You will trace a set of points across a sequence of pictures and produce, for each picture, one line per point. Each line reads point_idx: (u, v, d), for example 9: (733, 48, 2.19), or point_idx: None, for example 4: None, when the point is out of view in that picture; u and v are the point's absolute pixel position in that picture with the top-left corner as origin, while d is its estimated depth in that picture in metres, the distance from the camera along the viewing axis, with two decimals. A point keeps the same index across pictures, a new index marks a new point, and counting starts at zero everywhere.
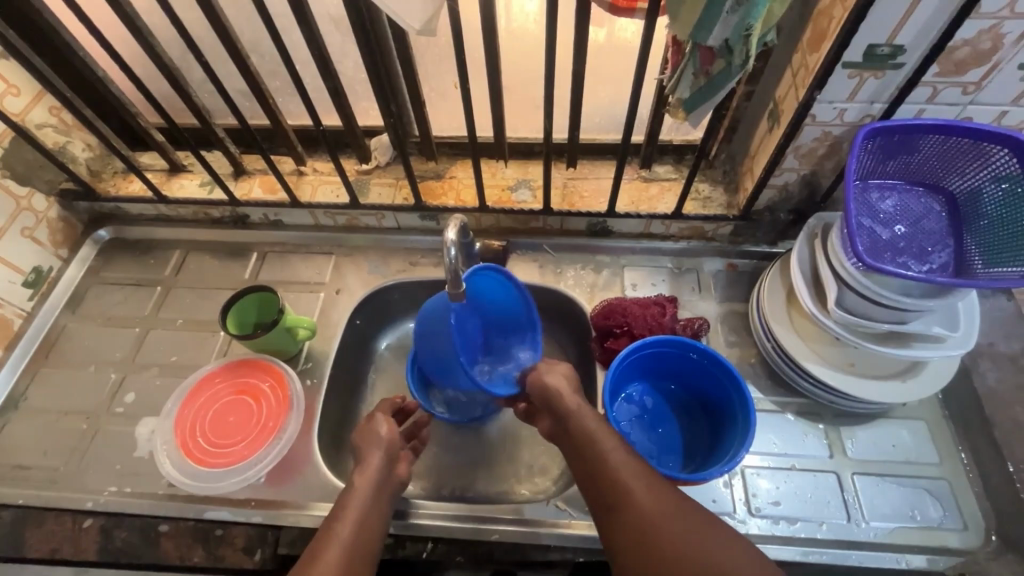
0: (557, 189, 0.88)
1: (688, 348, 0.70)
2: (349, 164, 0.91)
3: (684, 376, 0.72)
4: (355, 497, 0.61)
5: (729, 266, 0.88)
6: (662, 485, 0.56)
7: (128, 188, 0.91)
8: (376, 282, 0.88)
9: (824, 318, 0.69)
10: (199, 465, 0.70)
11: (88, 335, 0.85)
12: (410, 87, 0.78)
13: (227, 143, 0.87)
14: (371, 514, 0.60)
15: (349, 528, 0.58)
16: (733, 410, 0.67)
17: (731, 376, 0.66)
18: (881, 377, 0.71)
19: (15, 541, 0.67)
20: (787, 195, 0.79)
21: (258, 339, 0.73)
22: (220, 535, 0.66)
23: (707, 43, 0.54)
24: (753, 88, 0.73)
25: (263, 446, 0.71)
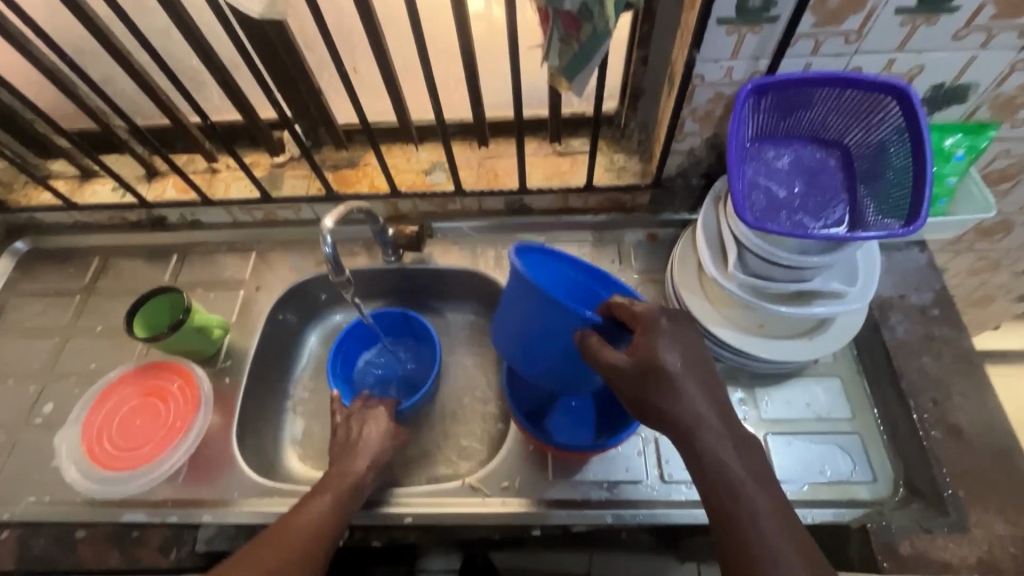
0: (472, 168, 0.87)
1: None
2: (262, 158, 0.90)
3: None
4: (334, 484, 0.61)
5: (650, 236, 0.87)
6: (723, 419, 0.53)
7: (39, 197, 0.90)
8: (297, 275, 0.88)
9: (727, 281, 0.69)
10: (107, 469, 0.69)
11: (7, 347, 0.84)
12: (304, 75, 0.76)
13: (133, 144, 0.85)
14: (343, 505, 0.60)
15: (327, 510, 0.59)
16: None
17: None
18: (789, 336, 0.71)
19: None
20: (696, 160, 0.78)
21: (166, 340, 0.73)
22: (136, 536, 0.67)
23: (565, 8, 0.52)
24: (647, 52, 0.72)
25: (172, 445, 0.71)
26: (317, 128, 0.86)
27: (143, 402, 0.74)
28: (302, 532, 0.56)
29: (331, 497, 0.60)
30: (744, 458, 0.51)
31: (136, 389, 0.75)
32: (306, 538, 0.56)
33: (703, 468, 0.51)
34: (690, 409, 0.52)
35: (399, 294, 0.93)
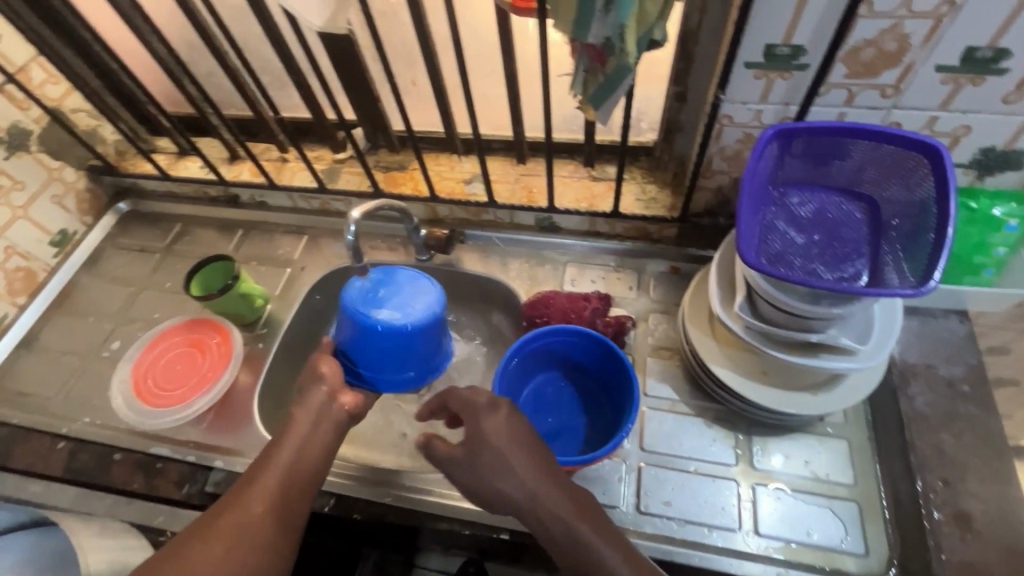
0: (508, 183, 0.92)
1: (592, 340, 0.70)
2: (325, 154, 1.00)
3: (590, 366, 0.73)
4: (279, 455, 0.60)
5: (672, 268, 0.87)
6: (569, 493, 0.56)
7: (142, 167, 1.05)
8: (338, 261, 0.96)
9: (732, 322, 0.68)
10: (146, 403, 0.81)
11: (96, 290, 0.99)
12: (368, 83, 0.85)
13: (221, 130, 0.98)
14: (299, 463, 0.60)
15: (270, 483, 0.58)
16: (626, 405, 0.67)
17: (626, 370, 0.67)
18: (794, 389, 0.69)
19: (4, 452, 0.80)
20: (724, 198, 0.78)
21: (215, 301, 0.83)
22: (159, 467, 0.76)
23: (589, 42, 0.56)
24: (683, 89, 0.74)
25: (199, 391, 0.81)
26: (375, 131, 0.95)
27: (183, 349, 0.85)
28: (243, 510, 0.56)
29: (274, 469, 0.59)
30: (587, 520, 0.54)
31: (180, 338, 0.86)
32: (250, 515, 0.55)
33: (550, 534, 0.55)
34: (530, 482, 0.56)
35: None
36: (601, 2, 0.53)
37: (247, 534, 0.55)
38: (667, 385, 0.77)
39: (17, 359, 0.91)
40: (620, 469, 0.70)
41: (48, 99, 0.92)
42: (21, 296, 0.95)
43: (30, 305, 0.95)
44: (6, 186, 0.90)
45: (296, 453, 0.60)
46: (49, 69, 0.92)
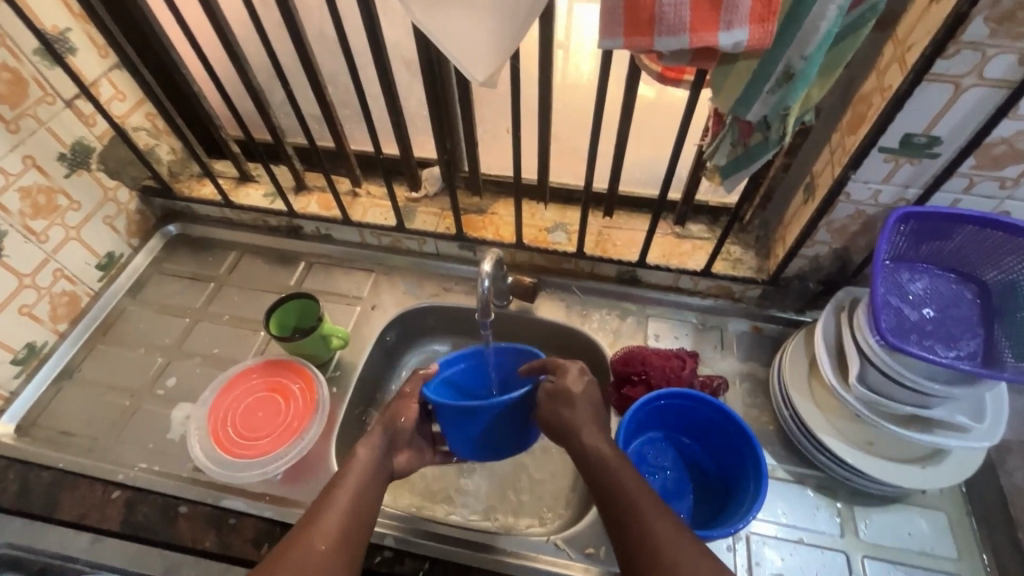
0: (592, 234, 0.91)
1: (708, 406, 0.70)
2: (400, 191, 0.98)
3: (702, 432, 0.73)
4: (342, 485, 0.61)
5: (754, 328, 0.88)
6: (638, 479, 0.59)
7: (199, 191, 1.00)
8: (410, 302, 0.94)
9: (845, 392, 0.69)
10: (226, 453, 0.75)
11: (144, 319, 0.92)
12: (466, 129, 0.84)
13: (294, 160, 0.94)
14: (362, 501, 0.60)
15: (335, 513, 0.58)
16: (746, 477, 0.66)
17: (748, 441, 0.66)
18: (899, 460, 0.70)
19: (50, 500, 0.72)
20: (818, 266, 0.80)
21: (297, 342, 0.78)
22: (233, 523, 0.70)
23: (747, 118, 0.57)
24: (791, 161, 0.76)
25: (284, 444, 0.76)
26: (458, 173, 0.93)
27: (264, 396, 0.80)
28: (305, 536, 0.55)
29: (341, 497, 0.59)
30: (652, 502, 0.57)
31: (259, 384, 0.81)
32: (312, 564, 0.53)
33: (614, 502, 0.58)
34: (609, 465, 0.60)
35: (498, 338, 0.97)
36: (772, 82, 0.54)
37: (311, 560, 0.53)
38: (763, 449, 0.77)
39: (56, 393, 0.84)
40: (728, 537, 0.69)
41: (114, 115, 0.88)
42: (63, 323, 0.87)
43: (72, 332, 0.88)
44: (64, 206, 0.83)
45: (362, 488, 0.61)
46: (118, 85, 0.88)
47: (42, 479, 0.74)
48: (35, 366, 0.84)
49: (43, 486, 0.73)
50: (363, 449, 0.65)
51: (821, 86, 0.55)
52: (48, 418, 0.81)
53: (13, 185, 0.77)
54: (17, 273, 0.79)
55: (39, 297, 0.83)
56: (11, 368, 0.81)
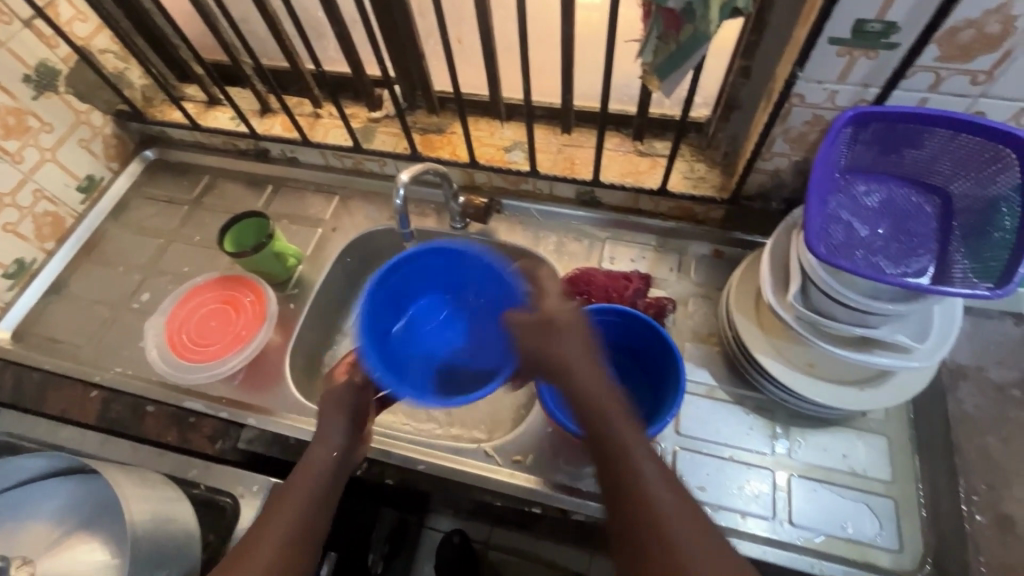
0: (551, 152, 0.88)
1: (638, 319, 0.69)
2: (360, 111, 0.96)
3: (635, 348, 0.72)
4: (301, 479, 0.57)
5: (715, 252, 0.85)
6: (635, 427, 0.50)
7: (170, 115, 1.02)
8: (370, 225, 0.95)
9: (784, 311, 0.66)
10: (178, 357, 0.81)
11: (124, 239, 0.97)
12: (412, 40, 0.81)
13: (253, 80, 0.94)
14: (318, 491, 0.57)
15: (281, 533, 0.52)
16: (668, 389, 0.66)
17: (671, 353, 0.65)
18: (839, 382, 0.67)
19: (39, 397, 0.80)
20: (780, 182, 0.75)
21: (249, 259, 0.81)
22: (192, 422, 0.76)
23: (668, 6, 0.52)
24: (750, 64, 0.70)
25: (233, 351, 0.80)
26: (415, 90, 0.91)
27: (216, 308, 0.85)
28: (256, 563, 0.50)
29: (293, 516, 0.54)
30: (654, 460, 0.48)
31: (213, 297, 0.85)
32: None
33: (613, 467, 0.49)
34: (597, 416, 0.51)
35: None
36: None
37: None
38: (704, 370, 0.76)
39: (46, 306, 0.91)
40: (655, 451, 0.70)
41: (76, 37, 0.89)
42: (50, 242, 0.93)
43: (59, 250, 0.94)
44: (35, 128, 0.87)
45: (309, 500, 0.56)
46: (77, 4, 0.88)
47: (32, 378, 0.82)
48: (27, 280, 0.91)
49: (33, 384, 0.82)
50: (312, 455, 0.60)
51: None
52: (41, 326, 0.89)
53: None
54: None
55: (22, 216, 0.88)
56: (4, 281, 0.88)
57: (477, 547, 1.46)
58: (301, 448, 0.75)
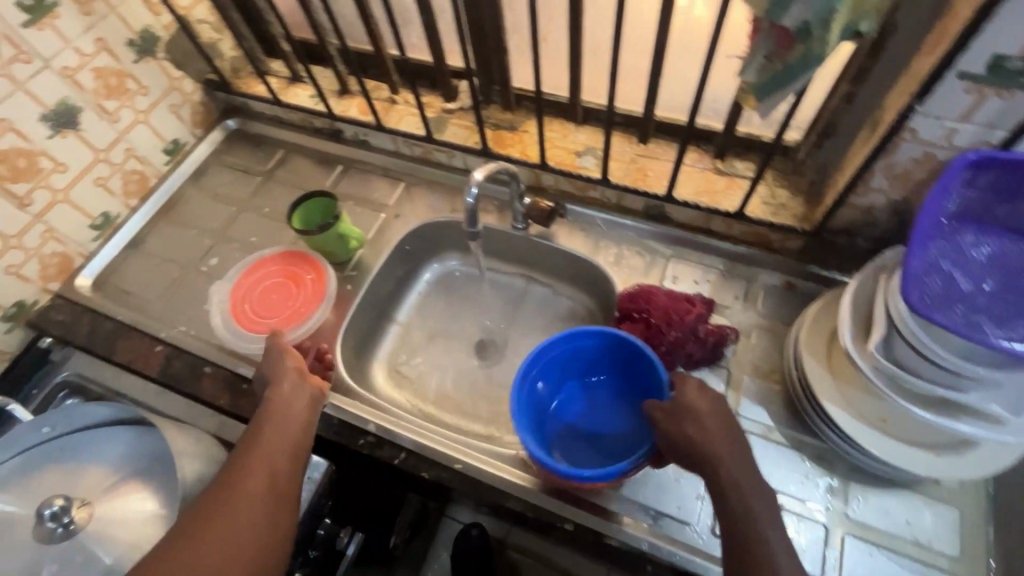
0: (623, 162, 0.85)
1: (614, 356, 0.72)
2: (435, 101, 0.96)
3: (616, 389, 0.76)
4: (271, 425, 0.63)
5: (786, 284, 0.80)
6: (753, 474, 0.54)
7: (254, 88, 1.05)
8: (432, 215, 0.95)
9: (861, 360, 0.61)
10: (240, 325, 0.85)
11: (199, 203, 1.02)
12: (497, 35, 0.80)
13: (336, 61, 0.95)
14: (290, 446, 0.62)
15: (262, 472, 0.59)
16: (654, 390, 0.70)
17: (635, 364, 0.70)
18: (912, 443, 0.62)
19: (110, 344, 0.85)
20: (871, 219, 0.70)
21: (315, 237, 0.83)
22: (244, 389, 0.79)
23: (783, 23, 0.49)
24: (856, 90, 0.65)
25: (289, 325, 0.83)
26: (492, 85, 0.90)
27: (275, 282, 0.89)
28: (247, 496, 0.56)
29: (266, 462, 0.59)
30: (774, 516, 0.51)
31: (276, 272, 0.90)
32: (240, 514, 0.55)
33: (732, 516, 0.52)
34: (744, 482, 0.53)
35: (516, 263, 0.97)
36: None
37: (245, 537, 0.54)
38: (762, 408, 0.72)
39: (124, 258, 0.96)
40: (699, 486, 0.67)
41: (179, 6, 0.93)
42: (134, 198, 0.99)
43: (140, 207, 0.99)
44: (133, 90, 0.92)
45: (281, 449, 0.62)
46: None
47: (106, 326, 0.87)
48: (111, 232, 0.96)
49: (106, 332, 0.87)
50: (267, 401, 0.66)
51: None
52: (117, 278, 0.94)
53: (89, 65, 0.85)
54: (94, 148, 0.89)
55: (112, 172, 0.93)
56: (90, 232, 0.93)
57: (494, 544, 1.46)
58: (344, 429, 0.76)
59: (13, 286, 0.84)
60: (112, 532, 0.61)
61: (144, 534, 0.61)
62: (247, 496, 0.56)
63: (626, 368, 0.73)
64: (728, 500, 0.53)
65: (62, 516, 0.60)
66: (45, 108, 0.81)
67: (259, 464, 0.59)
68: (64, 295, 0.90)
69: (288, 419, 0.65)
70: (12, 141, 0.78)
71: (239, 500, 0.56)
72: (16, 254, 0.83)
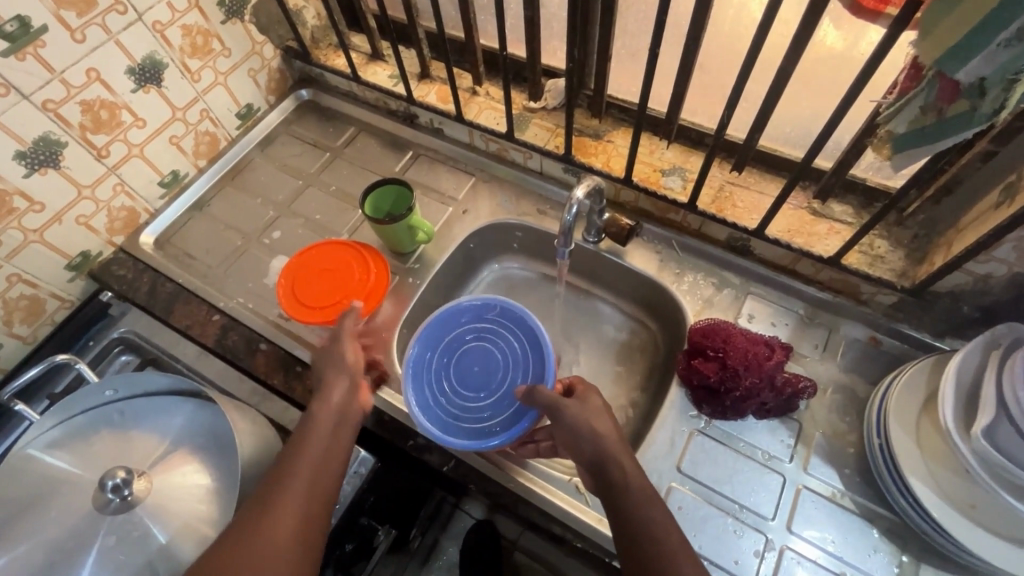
0: (711, 188, 0.81)
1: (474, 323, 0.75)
2: (519, 98, 0.93)
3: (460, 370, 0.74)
4: (315, 433, 0.61)
5: (871, 339, 0.76)
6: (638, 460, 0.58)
7: (333, 61, 1.03)
8: (500, 215, 0.92)
9: (961, 442, 0.57)
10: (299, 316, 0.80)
11: (266, 173, 1.00)
12: (602, 40, 0.76)
13: (422, 44, 0.92)
14: (330, 460, 0.60)
15: (304, 470, 0.58)
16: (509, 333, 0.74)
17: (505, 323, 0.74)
18: (1003, 536, 0.58)
19: (168, 307, 0.85)
20: (984, 288, 0.65)
21: (386, 227, 0.81)
22: (298, 371, 0.78)
23: (955, 76, 0.44)
24: (997, 150, 0.59)
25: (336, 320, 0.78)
26: (582, 90, 0.86)
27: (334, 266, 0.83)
28: (289, 503, 0.55)
29: (305, 478, 0.57)
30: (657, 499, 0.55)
31: (333, 254, 0.84)
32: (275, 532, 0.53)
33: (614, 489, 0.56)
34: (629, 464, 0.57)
35: (580, 276, 0.94)
36: (1011, 33, 0.40)
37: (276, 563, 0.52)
38: (833, 469, 0.68)
39: (188, 219, 0.96)
40: (759, 543, 0.64)
41: None
42: (203, 160, 0.98)
43: (207, 169, 0.98)
44: (217, 51, 0.90)
45: (327, 453, 0.60)
46: None
47: (166, 288, 0.87)
48: (177, 192, 0.95)
49: (166, 294, 0.86)
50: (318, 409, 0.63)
51: None
52: (179, 239, 0.93)
53: (178, 22, 0.83)
54: (173, 105, 0.88)
55: (186, 131, 0.92)
56: (158, 189, 0.92)
57: (504, 544, 1.45)
58: (395, 427, 0.75)
59: (81, 236, 0.84)
60: (168, 506, 0.61)
61: (198, 510, 0.61)
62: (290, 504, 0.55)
63: (461, 335, 0.75)
64: (632, 498, 0.55)
65: (123, 488, 0.59)
66: (132, 61, 0.80)
67: (299, 470, 0.57)
68: (127, 250, 0.90)
69: (333, 412, 0.63)
70: (98, 92, 0.77)
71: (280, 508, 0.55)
72: (88, 205, 0.83)
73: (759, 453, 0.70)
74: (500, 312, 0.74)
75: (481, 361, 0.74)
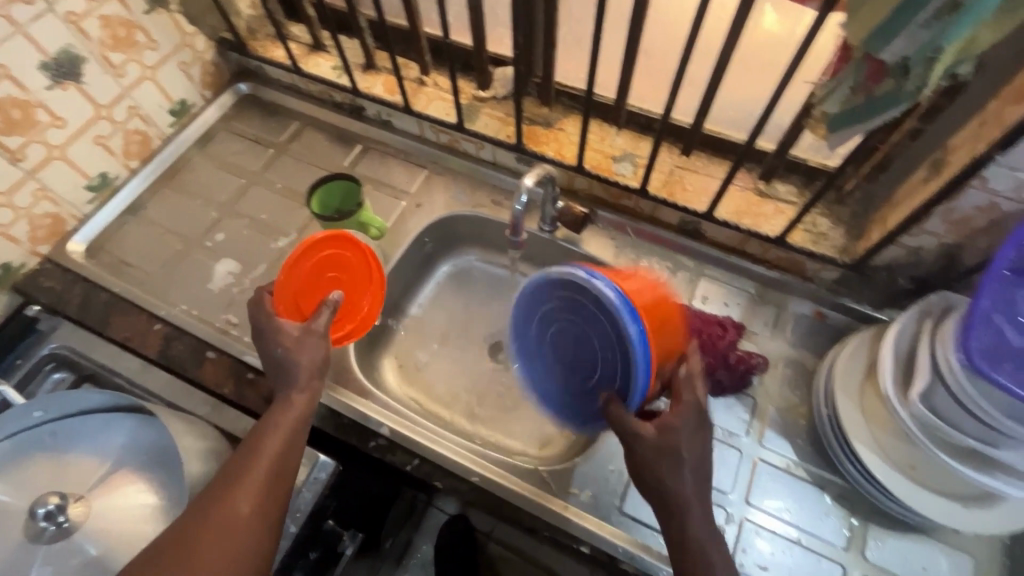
0: (662, 173, 0.82)
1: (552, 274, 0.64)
2: (468, 87, 0.91)
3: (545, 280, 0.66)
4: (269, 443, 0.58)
5: (817, 314, 0.79)
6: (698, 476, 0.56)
7: (272, 52, 0.98)
8: (455, 208, 0.91)
9: (900, 407, 0.60)
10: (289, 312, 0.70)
11: (205, 172, 0.95)
12: (547, 27, 0.75)
13: (365, 34, 0.89)
14: (282, 476, 0.57)
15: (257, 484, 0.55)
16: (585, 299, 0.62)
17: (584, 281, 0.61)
18: (940, 493, 0.62)
19: (104, 319, 0.79)
20: (917, 260, 0.68)
21: (335, 224, 0.78)
22: (250, 378, 0.75)
23: (880, 56, 0.46)
24: (924, 127, 0.62)
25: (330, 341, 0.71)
26: (531, 78, 0.85)
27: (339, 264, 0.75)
28: (232, 530, 0.52)
29: (256, 495, 0.54)
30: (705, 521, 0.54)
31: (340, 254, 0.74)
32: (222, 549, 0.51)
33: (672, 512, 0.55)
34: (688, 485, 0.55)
35: (538, 266, 0.93)
36: (930, 13, 0.42)
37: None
38: (787, 441, 0.71)
39: (122, 224, 0.90)
40: (720, 517, 0.66)
41: None
42: (134, 160, 0.92)
43: (141, 171, 0.92)
44: (142, 44, 0.84)
45: (280, 467, 0.57)
46: None
47: (100, 298, 0.81)
48: (108, 195, 0.90)
49: (100, 304, 0.81)
50: (274, 418, 0.60)
51: (997, 26, 0.42)
52: (113, 246, 0.88)
53: (95, 12, 0.77)
54: (96, 103, 0.82)
55: (114, 130, 0.86)
56: (86, 193, 0.86)
57: (478, 537, 1.45)
58: (356, 429, 0.73)
59: None
60: (111, 530, 0.58)
61: (145, 531, 0.58)
62: (238, 526, 0.52)
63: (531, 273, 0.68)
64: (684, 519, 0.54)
65: (57, 514, 0.56)
66: (46, 56, 0.74)
67: (248, 487, 0.54)
68: (55, 260, 0.84)
69: (288, 429, 0.59)
70: (7, 90, 0.71)
71: (228, 529, 0.52)
72: (5, 213, 0.76)
73: (717, 430, 0.72)
74: (566, 291, 0.64)
75: (566, 340, 0.67)
